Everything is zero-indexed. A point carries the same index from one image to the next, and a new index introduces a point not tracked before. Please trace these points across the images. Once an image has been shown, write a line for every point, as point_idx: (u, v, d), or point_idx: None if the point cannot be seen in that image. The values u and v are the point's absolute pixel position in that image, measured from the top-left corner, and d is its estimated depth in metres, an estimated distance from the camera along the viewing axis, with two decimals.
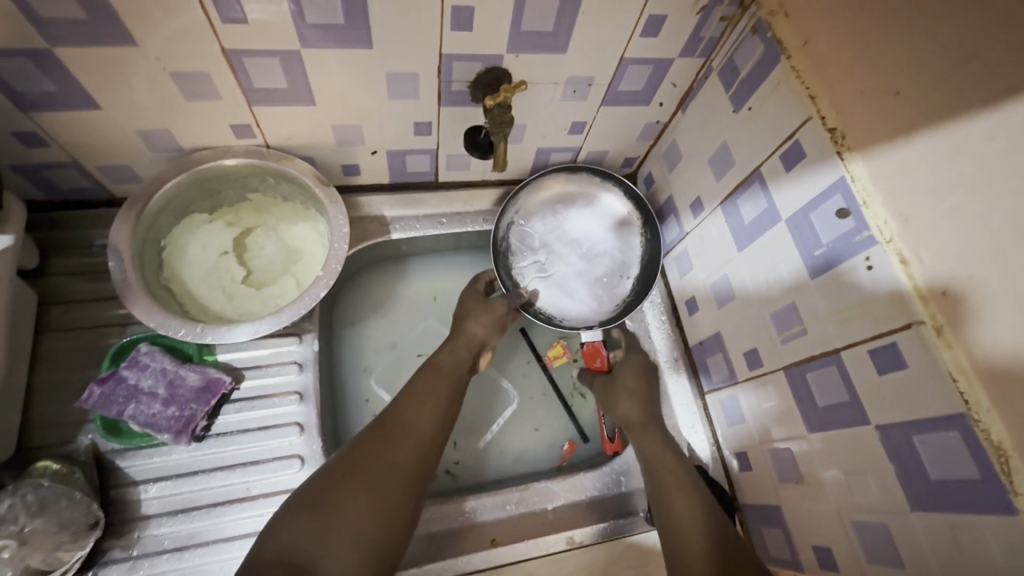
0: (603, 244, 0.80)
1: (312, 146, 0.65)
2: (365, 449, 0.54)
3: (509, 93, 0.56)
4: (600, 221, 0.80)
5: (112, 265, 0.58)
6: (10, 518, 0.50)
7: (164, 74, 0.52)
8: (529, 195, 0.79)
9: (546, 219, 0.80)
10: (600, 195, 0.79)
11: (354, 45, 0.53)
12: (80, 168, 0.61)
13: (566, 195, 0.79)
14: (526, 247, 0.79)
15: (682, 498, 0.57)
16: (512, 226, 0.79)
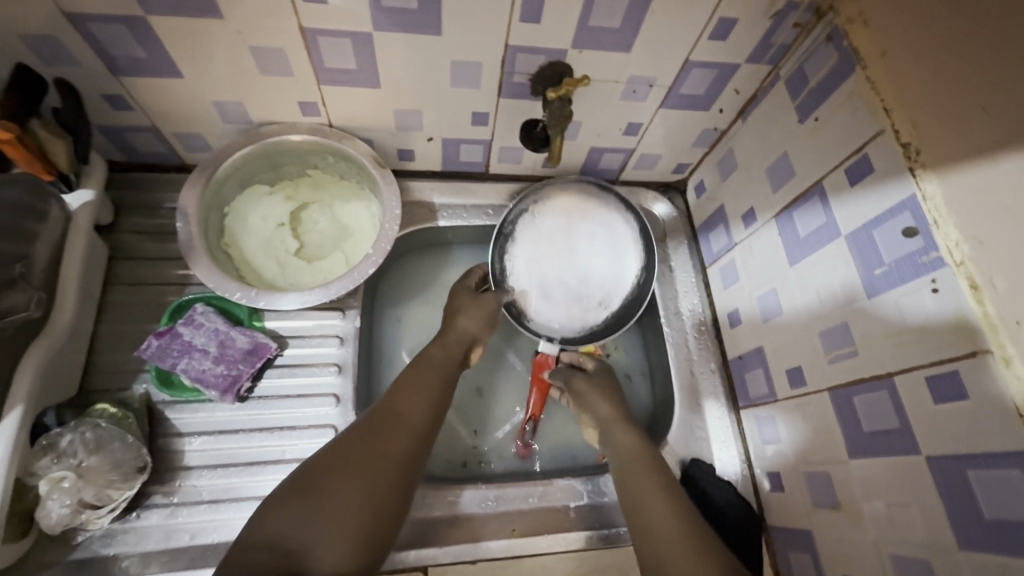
0: (601, 270, 0.76)
1: (372, 128, 0.67)
2: (358, 437, 0.54)
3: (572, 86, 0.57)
4: (607, 246, 0.76)
5: (180, 226, 0.62)
6: (69, 452, 0.53)
7: (245, 48, 0.54)
8: (553, 195, 0.76)
9: (559, 221, 0.76)
10: (618, 219, 0.77)
11: (424, 31, 0.54)
12: (159, 133, 0.64)
13: (586, 206, 0.76)
14: (525, 242, 0.76)
15: (655, 506, 0.55)
16: (522, 215, 0.76)
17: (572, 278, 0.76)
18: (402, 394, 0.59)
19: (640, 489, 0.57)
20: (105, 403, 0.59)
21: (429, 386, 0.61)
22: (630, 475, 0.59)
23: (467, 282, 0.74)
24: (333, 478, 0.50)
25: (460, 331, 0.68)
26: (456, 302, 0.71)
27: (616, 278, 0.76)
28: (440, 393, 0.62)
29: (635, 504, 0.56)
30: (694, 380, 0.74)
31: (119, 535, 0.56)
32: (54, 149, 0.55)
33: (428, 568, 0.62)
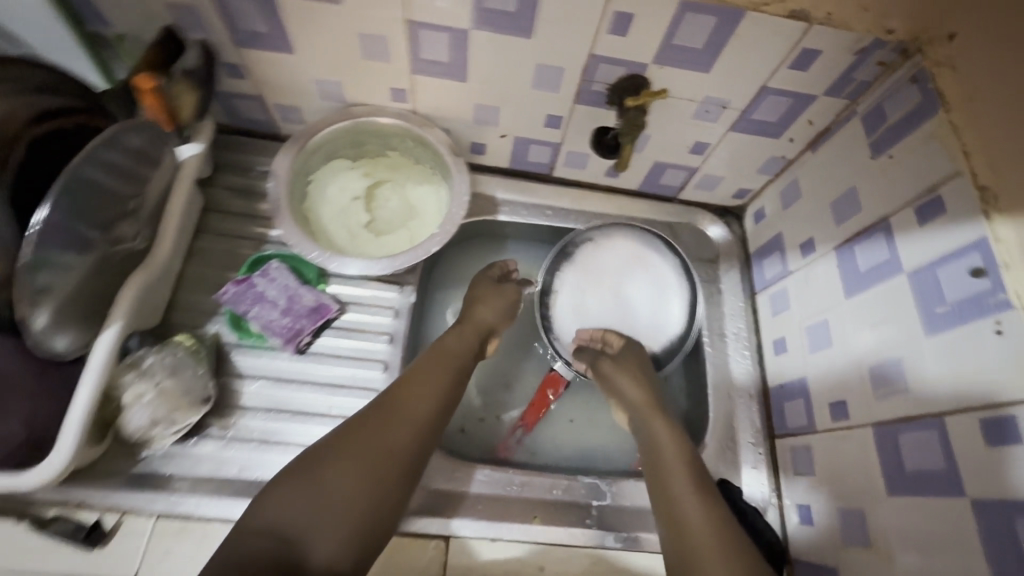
0: (643, 318, 0.78)
1: (452, 119, 0.72)
2: (359, 428, 0.55)
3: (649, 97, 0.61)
4: (654, 298, 0.79)
5: (271, 185, 0.67)
6: (150, 372, 0.57)
7: (353, 33, 0.60)
8: (618, 235, 0.80)
9: (618, 259, 0.79)
10: (675, 274, 0.79)
11: (517, 33, 0.58)
12: (262, 103, 0.71)
13: (646, 254, 0.79)
14: (579, 268, 0.79)
15: (690, 509, 0.54)
16: (585, 243, 0.79)
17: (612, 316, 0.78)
18: (408, 385, 0.60)
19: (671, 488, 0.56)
20: (183, 334, 0.64)
21: (436, 373, 0.62)
22: (664, 474, 0.58)
23: (489, 274, 0.76)
24: (330, 470, 0.51)
25: (477, 320, 0.70)
26: (476, 293, 0.73)
27: (657, 331, 0.78)
28: (451, 376, 0.63)
29: (666, 504, 0.56)
30: (732, 401, 0.74)
31: (177, 456, 0.60)
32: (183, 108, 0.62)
33: (451, 537, 0.64)
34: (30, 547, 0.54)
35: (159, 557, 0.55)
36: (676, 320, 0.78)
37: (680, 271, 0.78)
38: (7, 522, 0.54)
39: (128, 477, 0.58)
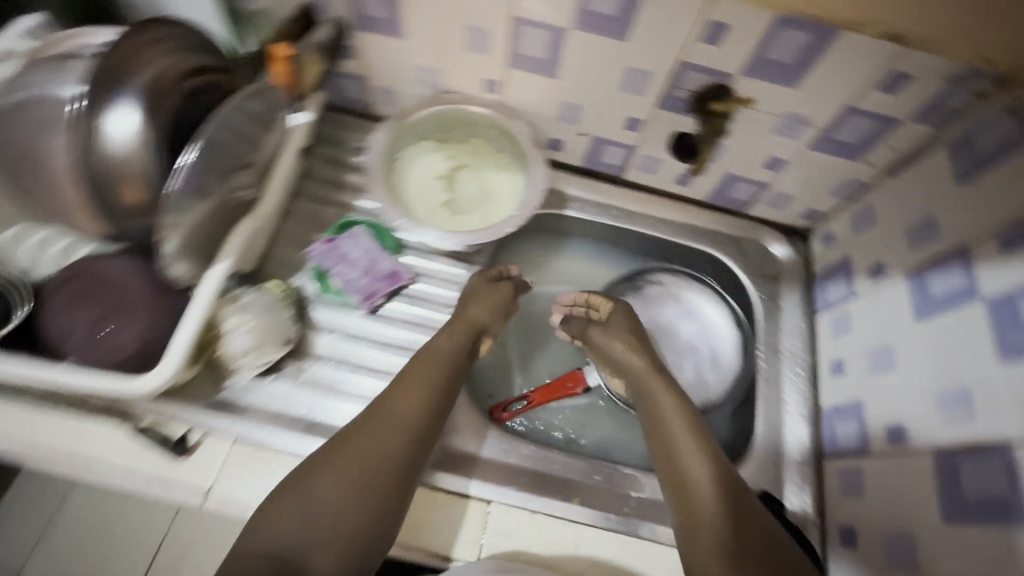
0: (682, 366, 0.83)
1: (537, 113, 0.76)
2: (348, 444, 0.58)
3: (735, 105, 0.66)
4: (704, 355, 0.84)
5: (369, 154, 0.73)
6: (246, 307, 0.63)
7: (461, 25, 0.65)
8: (689, 289, 0.86)
9: (681, 309, 0.86)
10: (726, 331, 0.84)
11: (614, 35, 0.62)
12: (365, 83, 0.77)
13: (704, 306, 0.86)
14: (642, 300, 0.86)
15: (694, 466, 0.60)
16: (655, 283, 0.87)
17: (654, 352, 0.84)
18: (394, 396, 0.62)
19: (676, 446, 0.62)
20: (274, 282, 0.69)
21: (421, 382, 0.63)
22: (666, 435, 0.63)
23: (486, 273, 0.75)
24: (320, 487, 0.55)
25: (464, 320, 0.69)
26: (468, 291, 0.72)
27: (692, 382, 0.82)
28: (437, 384, 0.64)
29: (674, 467, 0.61)
30: (781, 417, 0.74)
31: (255, 390, 0.66)
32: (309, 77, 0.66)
33: (492, 502, 0.64)
34: (125, 448, 0.60)
35: (233, 475, 0.61)
36: (713, 375, 0.82)
37: (729, 328, 0.84)
38: (110, 423, 0.61)
39: (212, 401, 0.64)
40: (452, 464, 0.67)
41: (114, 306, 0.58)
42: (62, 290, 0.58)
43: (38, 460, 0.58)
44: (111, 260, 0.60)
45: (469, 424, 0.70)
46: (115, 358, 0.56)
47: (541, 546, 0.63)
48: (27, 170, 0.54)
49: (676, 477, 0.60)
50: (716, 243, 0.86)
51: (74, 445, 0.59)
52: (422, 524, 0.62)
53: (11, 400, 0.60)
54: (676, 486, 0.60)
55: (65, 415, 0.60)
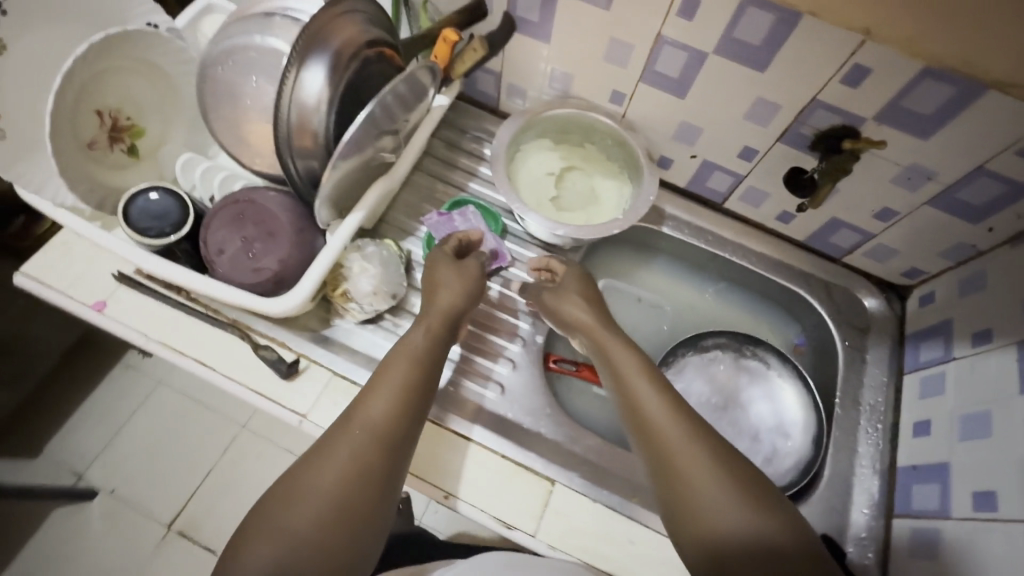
0: (732, 444, 0.80)
1: (655, 129, 0.80)
2: (325, 443, 0.56)
3: (864, 146, 0.66)
4: (762, 450, 0.79)
5: (498, 140, 0.78)
6: (371, 258, 0.70)
7: (606, 36, 0.70)
8: (789, 386, 0.82)
9: (771, 401, 0.82)
10: (801, 440, 0.78)
11: (752, 65, 0.65)
12: (499, 79, 0.84)
13: (793, 406, 0.81)
14: (736, 367, 0.85)
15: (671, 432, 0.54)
16: (758, 362, 0.85)
17: (712, 417, 0.82)
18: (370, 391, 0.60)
19: (656, 426, 0.55)
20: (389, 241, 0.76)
21: (394, 373, 0.61)
22: (642, 417, 0.57)
23: (446, 249, 0.74)
24: (288, 496, 0.50)
25: (437, 307, 0.68)
26: (435, 276, 0.71)
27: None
28: (413, 374, 0.62)
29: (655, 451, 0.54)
30: (853, 468, 0.72)
31: (356, 332, 0.72)
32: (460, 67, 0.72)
33: (556, 482, 0.66)
34: (243, 361, 0.67)
35: (327, 405, 0.66)
36: (757, 470, 0.78)
37: (804, 437, 0.78)
38: (232, 337, 0.68)
39: (316, 333, 0.71)
40: (519, 438, 0.71)
41: (263, 232, 0.65)
42: (225, 209, 0.65)
43: (172, 353, 0.67)
44: (268, 193, 0.67)
45: (543, 406, 0.74)
46: (256, 278, 0.64)
47: (597, 535, 0.64)
48: (224, 106, 0.63)
49: (655, 448, 0.54)
50: (805, 285, 0.86)
51: (202, 348, 0.68)
52: (488, 488, 0.66)
53: (158, 297, 0.69)
54: (659, 476, 0.53)
55: (197, 319, 0.68)
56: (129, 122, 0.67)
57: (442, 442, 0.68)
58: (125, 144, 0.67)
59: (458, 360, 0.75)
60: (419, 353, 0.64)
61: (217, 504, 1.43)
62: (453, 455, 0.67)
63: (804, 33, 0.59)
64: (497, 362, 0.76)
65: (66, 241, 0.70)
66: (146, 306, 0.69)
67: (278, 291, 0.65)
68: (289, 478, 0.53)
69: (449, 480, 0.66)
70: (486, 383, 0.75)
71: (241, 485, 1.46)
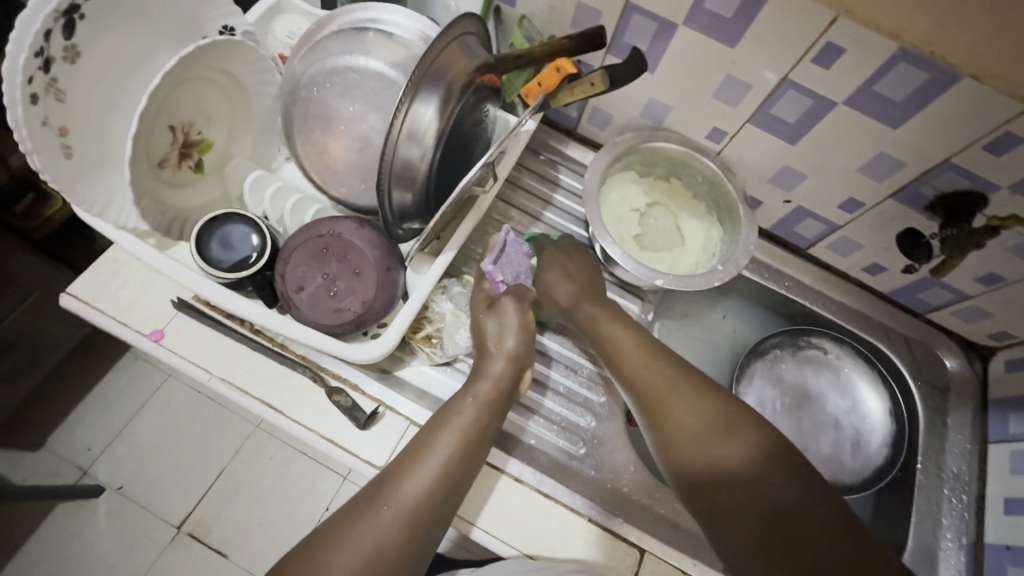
0: (818, 440, 0.79)
1: (752, 170, 0.75)
2: (356, 510, 0.52)
3: (1010, 223, 0.62)
4: (850, 434, 0.79)
5: (590, 175, 0.74)
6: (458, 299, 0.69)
7: (724, 73, 0.65)
8: (851, 364, 0.81)
9: (837, 382, 0.81)
10: (876, 417, 0.79)
11: (887, 121, 0.60)
12: (583, 104, 0.78)
13: (861, 388, 0.81)
14: (798, 362, 0.82)
15: (692, 424, 0.58)
16: (819, 348, 0.82)
17: (791, 420, 0.80)
18: (411, 455, 0.56)
19: (673, 416, 0.59)
20: (467, 277, 0.74)
21: (447, 435, 0.56)
22: (659, 410, 0.61)
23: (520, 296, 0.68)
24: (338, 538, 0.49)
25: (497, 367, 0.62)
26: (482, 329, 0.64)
27: (825, 458, 0.78)
28: (462, 442, 0.56)
29: (676, 450, 0.58)
30: (937, 542, 0.70)
31: (432, 379, 0.67)
32: (564, 95, 0.64)
33: (645, 551, 0.62)
34: (316, 406, 0.62)
35: None
36: (851, 460, 0.78)
37: (880, 414, 0.79)
38: (302, 377, 0.63)
39: (385, 374, 0.66)
40: (604, 498, 0.67)
41: (348, 271, 0.60)
42: (309, 243, 0.60)
43: (234, 392, 0.61)
44: (352, 224, 0.62)
45: (626, 463, 0.70)
46: (336, 319, 0.58)
47: None
48: (313, 130, 0.58)
49: (673, 445, 0.59)
50: (886, 339, 0.82)
51: (267, 387, 0.62)
52: (572, 551, 0.62)
53: (220, 328, 0.63)
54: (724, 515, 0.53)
55: (265, 355, 0.63)
56: (199, 137, 0.62)
57: (525, 501, 0.63)
58: (192, 160, 0.62)
59: None
60: (473, 422, 0.58)
61: (229, 506, 1.30)
62: (538, 516, 0.63)
63: (955, 96, 0.55)
64: (539, 390, 0.72)
65: (118, 259, 0.64)
66: (206, 337, 0.63)
67: (356, 333, 0.60)
68: (319, 542, 0.50)
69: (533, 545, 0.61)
70: (563, 435, 0.70)
71: (253, 485, 1.32)
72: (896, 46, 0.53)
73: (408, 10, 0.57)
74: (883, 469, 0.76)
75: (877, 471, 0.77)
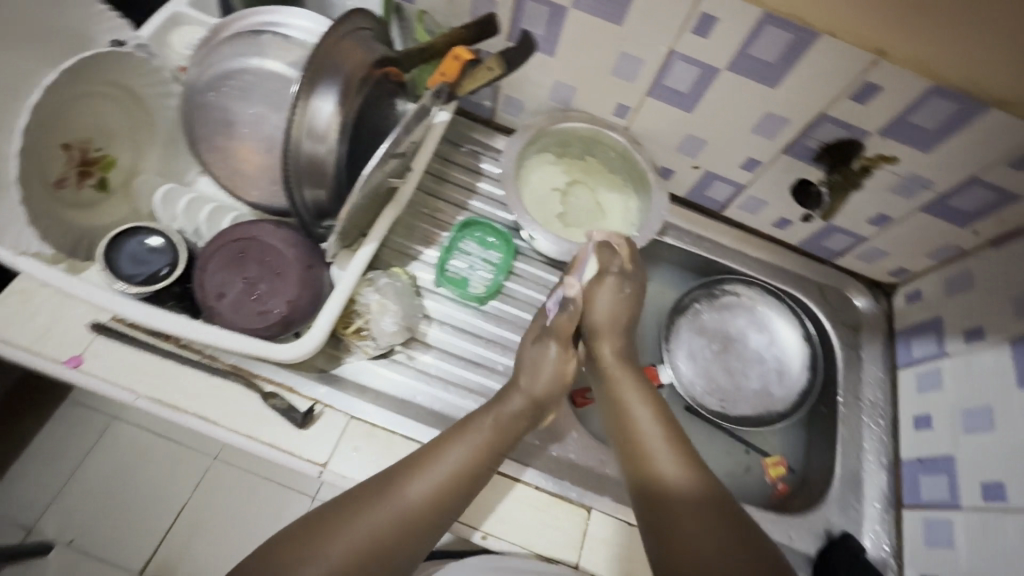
0: (748, 376, 0.84)
1: (659, 141, 0.79)
2: (350, 506, 0.52)
3: (878, 162, 0.69)
4: (774, 365, 0.85)
5: (506, 161, 0.76)
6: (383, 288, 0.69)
7: (618, 50, 0.68)
8: (762, 299, 0.87)
9: (753, 319, 0.87)
10: (792, 346, 0.86)
11: (766, 82, 0.65)
12: (495, 91, 0.80)
13: (776, 322, 0.87)
14: (717, 309, 0.88)
15: (676, 489, 0.56)
16: (733, 293, 0.88)
17: (720, 363, 0.85)
18: (430, 450, 0.57)
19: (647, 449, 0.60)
20: (395, 267, 0.75)
21: (466, 441, 0.58)
22: (651, 457, 0.59)
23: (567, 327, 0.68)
24: (336, 526, 0.50)
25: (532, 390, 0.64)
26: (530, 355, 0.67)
27: (756, 392, 0.84)
28: (474, 457, 0.57)
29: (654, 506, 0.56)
30: (862, 464, 0.76)
31: (371, 372, 0.69)
32: (468, 83, 0.67)
33: (592, 509, 0.65)
34: (252, 412, 0.61)
35: (348, 452, 0.62)
36: (778, 389, 0.84)
37: (796, 343, 0.86)
38: (235, 386, 0.62)
39: (324, 373, 0.67)
40: (552, 467, 0.69)
41: (268, 272, 0.60)
42: (225, 249, 0.60)
43: (164, 409, 0.60)
44: (269, 226, 0.62)
45: (570, 430, 0.73)
46: (262, 322, 0.59)
47: (637, 558, 0.63)
48: (215, 136, 0.58)
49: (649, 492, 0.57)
50: (802, 287, 0.88)
51: (199, 400, 0.61)
52: (522, 519, 0.63)
53: (144, 346, 0.62)
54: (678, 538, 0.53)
55: (194, 369, 0.62)
56: (99, 154, 0.62)
57: None
58: (95, 178, 0.62)
59: (424, 369, 0.71)
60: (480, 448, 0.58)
61: (192, 543, 1.25)
62: (486, 490, 0.64)
63: (817, 53, 0.60)
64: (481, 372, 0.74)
65: (26, 288, 0.62)
66: (130, 357, 0.61)
67: (285, 333, 0.60)
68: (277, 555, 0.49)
69: (483, 518, 0.62)
70: None
71: (217, 518, 1.27)
72: (759, 12, 0.58)
73: (311, 14, 0.58)
74: (805, 391, 0.83)
75: (802, 395, 0.83)
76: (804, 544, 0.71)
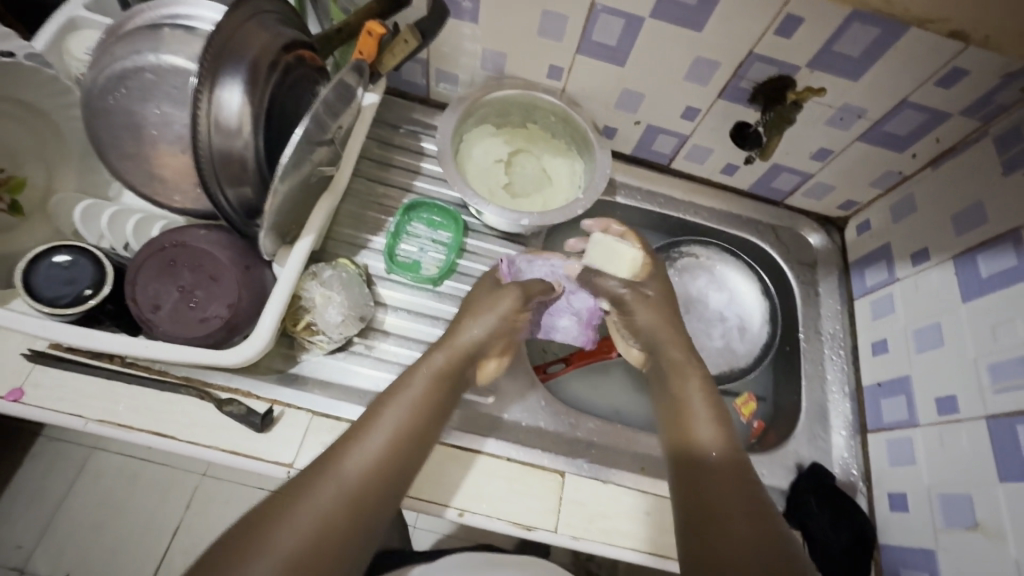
0: (710, 335, 0.85)
1: (597, 100, 0.78)
2: (294, 490, 0.50)
3: (806, 95, 0.68)
4: (736, 322, 0.86)
5: (443, 136, 0.74)
6: (330, 282, 0.68)
7: (540, 9, 0.66)
8: (718, 257, 0.88)
9: (710, 278, 0.87)
10: (751, 299, 0.87)
11: (691, 26, 0.64)
12: (425, 67, 0.78)
13: (732, 278, 0.87)
14: (677, 273, 0.87)
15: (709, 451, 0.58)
16: (689, 255, 0.88)
17: None
18: (364, 424, 0.56)
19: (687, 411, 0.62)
20: (342, 259, 0.73)
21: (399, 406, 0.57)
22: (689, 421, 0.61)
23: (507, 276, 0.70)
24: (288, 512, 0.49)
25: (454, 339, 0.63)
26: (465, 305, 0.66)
27: (719, 350, 0.84)
28: (409, 420, 0.56)
29: (687, 468, 0.58)
30: (827, 395, 0.78)
31: (329, 367, 0.68)
32: (388, 59, 0.67)
33: (565, 473, 0.65)
34: (209, 422, 0.60)
35: (313, 449, 0.61)
36: (740, 344, 0.85)
37: (756, 296, 0.86)
38: (188, 398, 0.61)
39: (283, 374, 0.66)
40: (523, 438, 0.69)
41: (203, 278, 0.59)
42: (154, 260, 0.58)
43: (115, 430, 0.58)
44: (198, 231, 0.60)
45: (538, 400, 0.73)
46: (204, 329, 0.57)
47: (615, 514, 0.64)
48: (124, 142, 0.56)
49: (681, 454, 0.60)
50: (756, 231, 0.89)
51: (152, 417, 0.59)
52: (497, 492, 0.63)
53: (86, 369, 0.60)
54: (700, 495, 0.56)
55: (143, 387, 0.60)
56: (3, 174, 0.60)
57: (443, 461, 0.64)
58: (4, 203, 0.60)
59: (384, 358, 0.70)
60: (422, 400, 0.58)
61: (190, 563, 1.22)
62: (459, 469, 0.64)
63: None
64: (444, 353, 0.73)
65: None
66: (73, 382, 0.59)
67: (233, 338, 0.59)
68: (226, 552, 0.46)
69: (458, 496, 0.62)
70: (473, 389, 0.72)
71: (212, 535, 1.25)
72: None
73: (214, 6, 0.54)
74: (767, 344, 0.84)
75: (764, 346, 0.84)
76: (777, 478, 0.73)
